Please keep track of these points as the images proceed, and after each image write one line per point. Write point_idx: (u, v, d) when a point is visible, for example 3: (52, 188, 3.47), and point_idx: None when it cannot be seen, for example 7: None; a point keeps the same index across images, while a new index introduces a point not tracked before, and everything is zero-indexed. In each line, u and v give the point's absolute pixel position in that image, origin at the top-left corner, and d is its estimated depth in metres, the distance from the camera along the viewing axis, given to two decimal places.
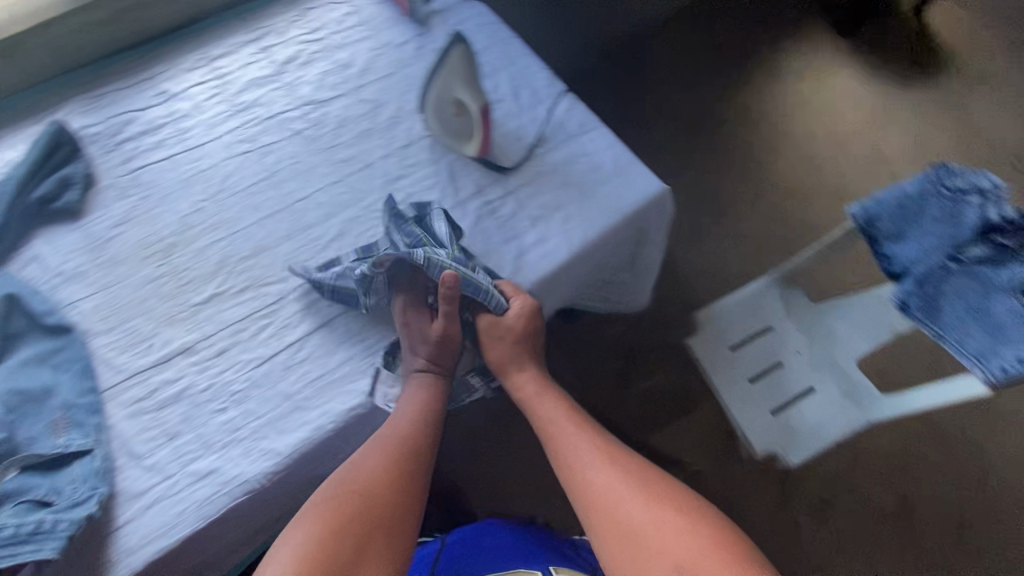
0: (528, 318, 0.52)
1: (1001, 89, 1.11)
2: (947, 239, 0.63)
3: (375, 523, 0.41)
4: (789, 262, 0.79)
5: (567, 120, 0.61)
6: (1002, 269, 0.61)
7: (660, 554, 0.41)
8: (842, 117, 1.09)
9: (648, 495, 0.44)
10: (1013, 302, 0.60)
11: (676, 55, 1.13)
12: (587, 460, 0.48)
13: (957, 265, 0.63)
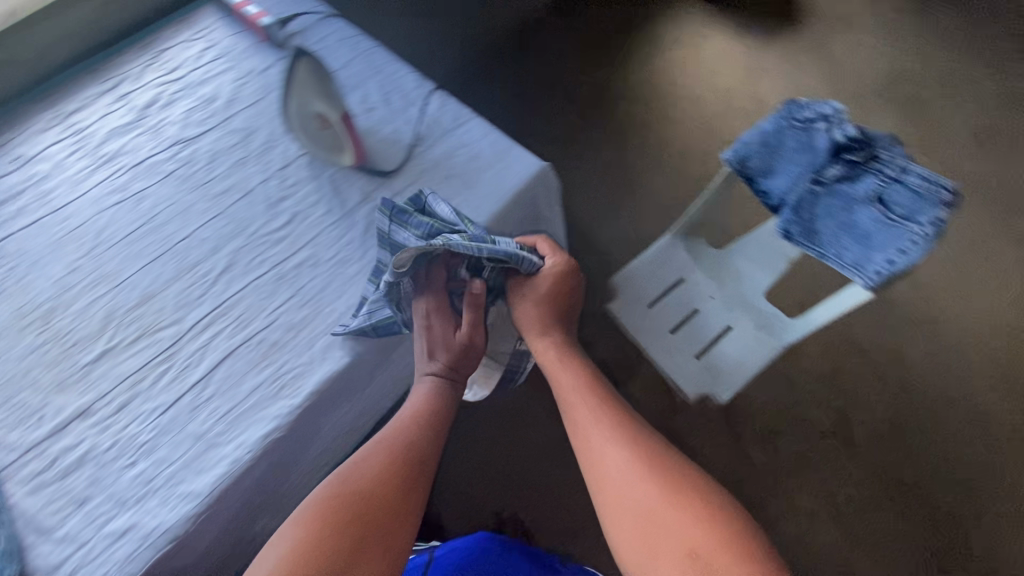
0: (554, 282, 0.61)
1: (798, 60, 1.45)
2: (808, 165, 0.69)
3: (371, 527, 0.46)
4: (686, 217, 0.84)
5: (440, 115, 0.64)
6: (858, 183, 0.67)
7: (673, 538, 0.46)
8: (689, 96, 1.38)
9: (665, 485, 0.49)
10: (872, 210, 0.66)
11: (552, 62, 1.39)
12: (601, 441, 0.53)
13: (821, 188, 0.69)
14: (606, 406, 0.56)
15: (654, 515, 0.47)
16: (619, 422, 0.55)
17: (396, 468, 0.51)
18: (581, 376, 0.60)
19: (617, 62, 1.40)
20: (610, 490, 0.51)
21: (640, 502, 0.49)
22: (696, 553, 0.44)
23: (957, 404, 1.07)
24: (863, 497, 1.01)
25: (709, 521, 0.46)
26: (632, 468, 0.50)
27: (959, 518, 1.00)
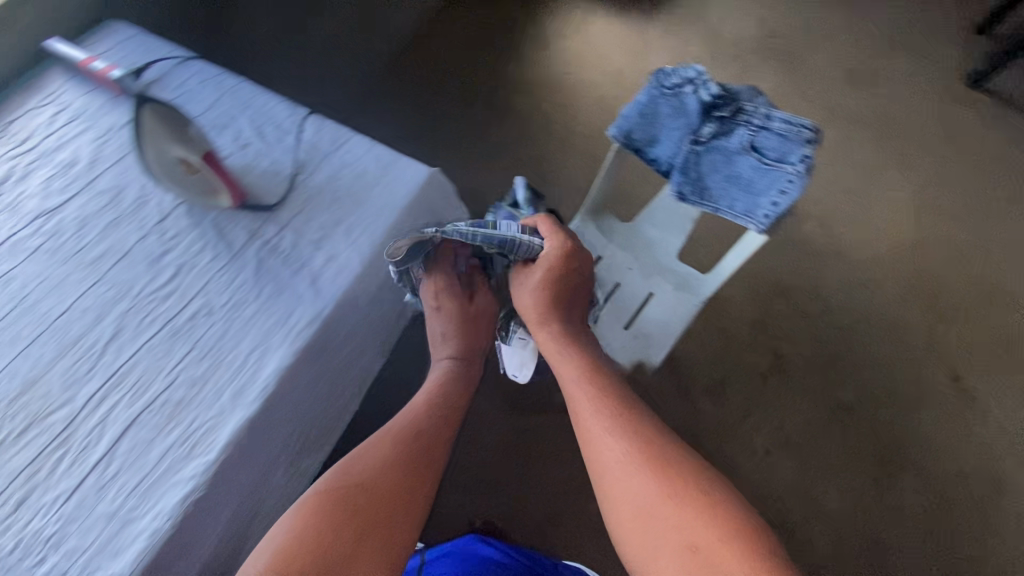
0: (552, 275, 0.65)
1: (674, 33, 1.54)
2: (685, 128, 0.73)
3: (370, 525, 0.52)
4: (590, 197, 0.87)
5: (317, 140, 0.63)
6: (732, 136, 0.71)
7: (669, 532, 0.50)
8: (582, 80, 1.43)
9: (665, 486, 0.52)
10: (750, 159, 0.70)
11: (445, 71, 1.41)
12: (601, 432, 0.58)
13: (701, 147, 0.72)
14: (606, 397, 0.60)
15: (648, 501, 0.52)
16: (617, 413, 0.59)
17: (406, 467, 0.57)
18: (580, 368, 0.63)
19: (509, 60, 1.43)
20: (609, 475, 0.55)
21: (636, 486, 0.53)
22: (694, 546, 0.48)
23: (864, 323, 1.20)
24: (807, 424, 1.10)
25: (702, 515, 0.50)
26: (631, 461, 0.55)
27: (892, 423, 1.11)
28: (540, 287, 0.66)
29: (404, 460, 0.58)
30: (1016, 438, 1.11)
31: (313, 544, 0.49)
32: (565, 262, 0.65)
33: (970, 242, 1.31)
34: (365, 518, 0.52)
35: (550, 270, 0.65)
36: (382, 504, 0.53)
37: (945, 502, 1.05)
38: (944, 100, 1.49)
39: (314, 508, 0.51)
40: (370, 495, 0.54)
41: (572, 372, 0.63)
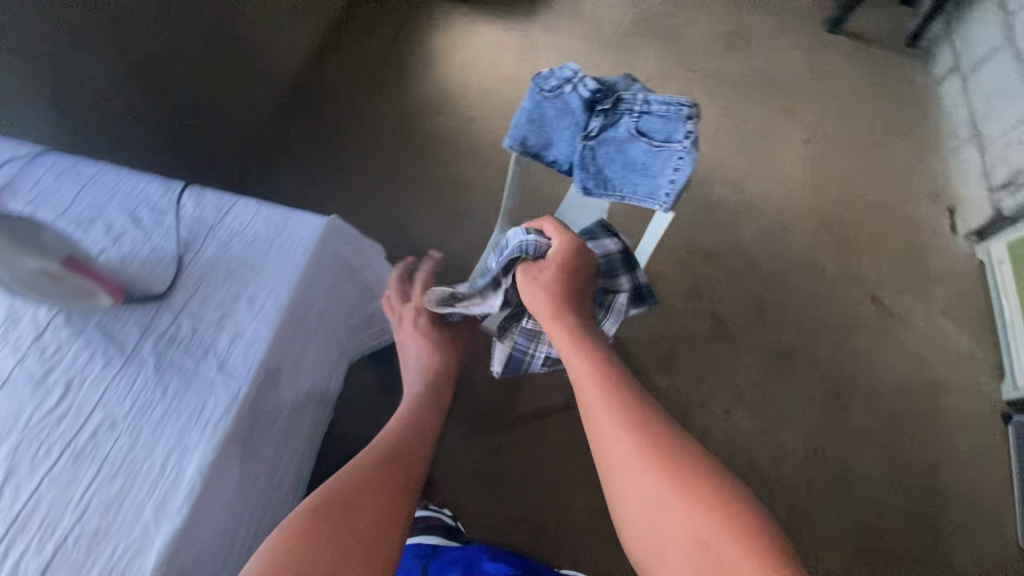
0: (560, 267, 0.60)
1: (553, 28, 1.58)
2: (574, 127, 0.74)
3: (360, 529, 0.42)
4: (503, 208, 0.89)
5: (197, 214, 0.60)
6: (619, 126, 0.73)
7: (682, 535, 0.42)
8: (475, 90, 1.45)
9: (681, 486, 0.44)
10: (641, 144, 0.72)
11: (338, 106, 1.38)
12: (612, 426, 0.48)
13: (593, 142, 0.74)
14: (620, 388, 0.51)
15: (663, 498, 0.44)
16: (630, 401, 0.49)
17: (403, 479, 0.50)
18: (591, 357, 0.54)
19: (401, 86, 1.43)
20: (619, 461, 0.46)
21: (646, 480, 0.45)
22: (704, 542, 0.41)
23: (785, 269, 1.27)
24: (758, 377, 1.15)
25: (723, 521, 0.41)
26: (644, 456, 0.46)
27: (831, 356, 1.17)
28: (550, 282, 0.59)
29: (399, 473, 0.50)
30: (936, 342, 1.21)
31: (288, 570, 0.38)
32: (573, 258, 0.60)
33: (858, 175, 1.42)
34: (356, 531, 0.42)
35: (559, 265, 0.60)
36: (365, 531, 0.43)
37: (892, 417, 1.12)
38: (808, 50, 1.62)
39: (300, 516, 0.42)
40: (352, 515, 0.44)
41: (581, 360, 0.53)
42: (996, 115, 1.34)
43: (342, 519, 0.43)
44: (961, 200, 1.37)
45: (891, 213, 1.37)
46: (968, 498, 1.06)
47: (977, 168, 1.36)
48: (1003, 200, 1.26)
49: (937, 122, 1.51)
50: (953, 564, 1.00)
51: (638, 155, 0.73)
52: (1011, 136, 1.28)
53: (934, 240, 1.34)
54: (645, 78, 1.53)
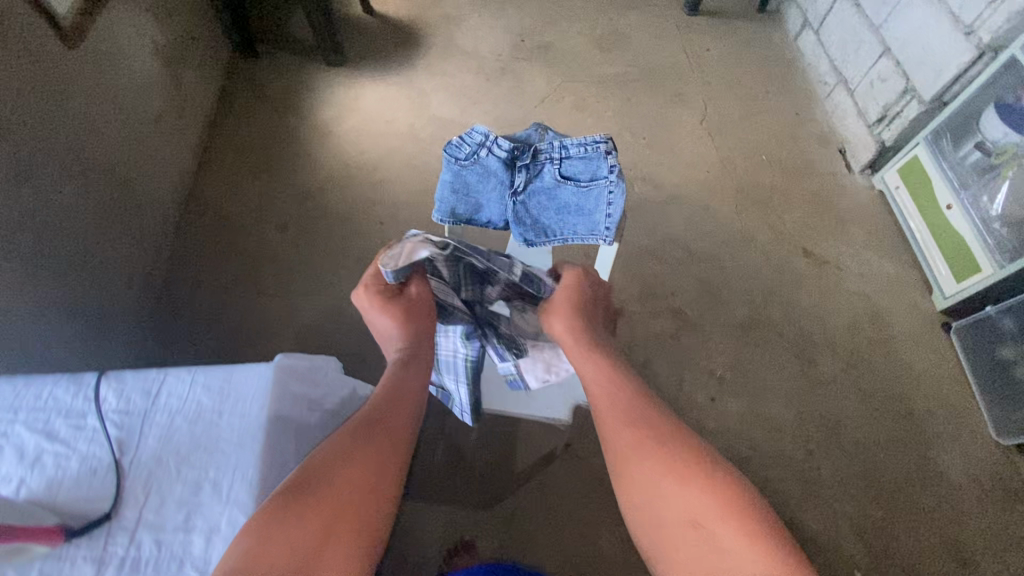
0: (568, 292, 0.75)
1: (437, 71, 1.57)
2: (500, 187, 0.72)
3: (338, 514, 0.48)
4: None
5: (124, 406, 0.52)
6: (543, 176, 0.72)
7: (677, 512, 0.52)
8: (378, 152, 1.41)
9: (675, 472, 0.54)
10: (570, 188, 0.72)
11: (239, 205, 1.29)
12: (615, 420, 0.61)
13: (523, 196, 0.73)
14: (624, 388, 0.64)
15: (665, 484, 0.54)
16: (629, 401, 0.62)
17: (383, 453, 0.54)
18: (597, 364, 0.68)
19: (302, 167, 1.36)
20: (628, 452, 0.58)
21: (648, 468, 0.56)
22: (697, 524, 0.51)
23: (722, 247, 1.32)
24: (730, 357, 1.18)
25: (720, 502, 0.51)
26: (643, 448, 0.57)
27: (787, 317, 1.23)
28: (562, 307, 0.73)
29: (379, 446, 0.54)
30: (868, 275, 1.30)
31: (272, 553, 0.44)
32: (573, 286, 0.76)
33: (756, 141, 1.51)
34: (343, 499, 0.49)
35: (566, 292, 0.75)
36: (345, 510, 0.48)
37: (856, 356, 1.19)
38: (678, 36, 1.71)
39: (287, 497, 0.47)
40: (336, 487, 0.49)
41: (588, 366, 0.68)
42: (853, 59, 1.47)
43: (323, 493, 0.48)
44: (848, 140, 1.49)
45: (794, 168, 1.46)
46: (940, 411, 1.13)
47: (852, 108, 1.48)
48: (883, 133, 1.39)
49: (806, 75, 1.64)
50: (949, 476, 1.07)
51: (570, 198, 0.73)
52: (871, 75, 1.41)
53: (838, 182, 1.45)
54: (540, 98, 1.55)
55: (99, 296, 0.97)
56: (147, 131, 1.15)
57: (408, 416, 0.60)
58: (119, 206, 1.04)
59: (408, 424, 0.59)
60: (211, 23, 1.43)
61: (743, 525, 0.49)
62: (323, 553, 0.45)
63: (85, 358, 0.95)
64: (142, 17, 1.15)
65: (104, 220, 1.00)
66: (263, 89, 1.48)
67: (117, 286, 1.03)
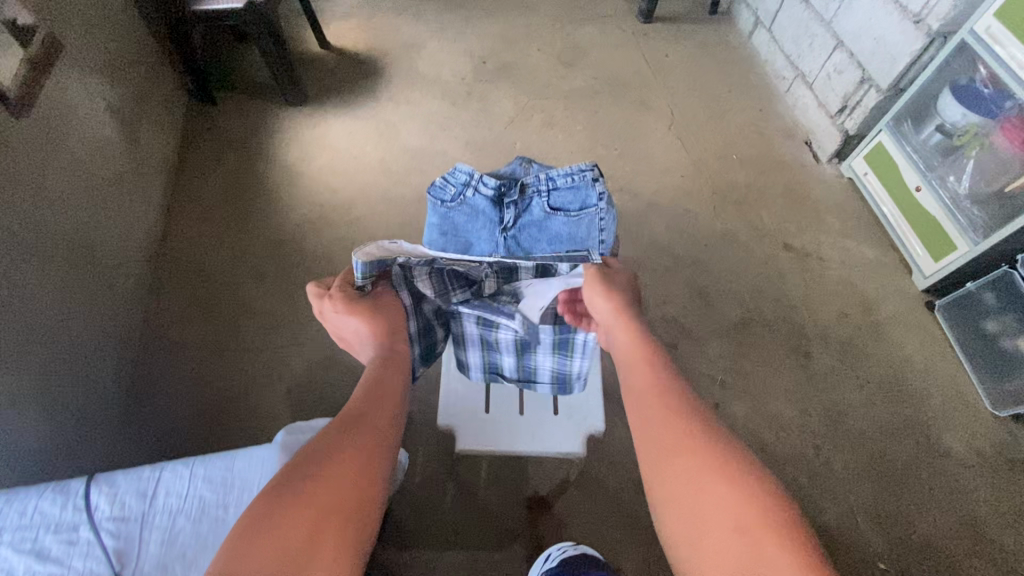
0: (626, 283, 0.71)
1: (402, 102, 1.55)
2: (489, 224, 0.72)
3: (325, 510, 0.48)
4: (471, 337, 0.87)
5: (119, 512, 0.53)
6: (531, 210, 0.72)
7: (720, 516, 0.49)
8: (351, 189, 1.38)
9: (725, 472, 0.51)
10: (559, 220, 0.72)
11: (211, 258, 1.24)
12: (660, 405, 0.59)
13: (512, 231, 0.73)
14: (670, 378, 0.62)
15: (706, 482, 0.51)
16: (676, 392, 0.60)
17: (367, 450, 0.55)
18: (644, 350, 0.65)
19: (273, 213, 1.32)
20: (672, 445, 0.55)
21: (688, 463, 0.54)
22: (743, 528, 0.48)
23: (706, 249, 1.33)
24: (729, 360, 1.18)
25: (768, 511, 0.48)
26: (690, 440, 0.55)
27: (778, 313, 1.24)
28: (614, 286, 0.69)
29: (362, 443, 0.55)
30: (850, 263, 1.32)
31: (260, 549, 0.45)
32: (630, 279, 0.72)
33: (725, 141, 1.53)
34: (327, 496, 0.49)
35: (622, 281, 0.71)
36: (334, 508, 0.49)
37: (849, 345, 1.20)
38: (636, 44, 1.73)
39: (272, 494, 0.48)
40: (320, 485, 0.50)
41: (634, 348, 0.66)
42: (808, 54, 1.51)
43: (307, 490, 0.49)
44: (812, 132, 1.52)
45: (765, 164, 1.49)
46: (936, 391, 1.15)
47: (813, 101, 1.51)
48: (846, 123, 1.42)
49: (763, 71, 1.68)
50: (954, 455, 1.08)
51: (560, 229, 0.72)
52: (828, 68, 1.45)
53: (809, 174, 1.48)
54: (508, 119, 1.54)
55: (72, 379, 0.92)
56: (107, 194, 1.10)
57: (390, 413, 0.61)
58: (84, 276, 0.99)
59: (391, 421, 0.60)
60: (164, 73, 1.39)
61: (786, 535, 0.47)
62: (311, 549, 0.46)
63: (64, 443, 0.88)
64: (91, 76, 1.10)
65: (69, 294, 0.94)
66: (225, 135, 1.44)
67: (90, 361, 0.97)
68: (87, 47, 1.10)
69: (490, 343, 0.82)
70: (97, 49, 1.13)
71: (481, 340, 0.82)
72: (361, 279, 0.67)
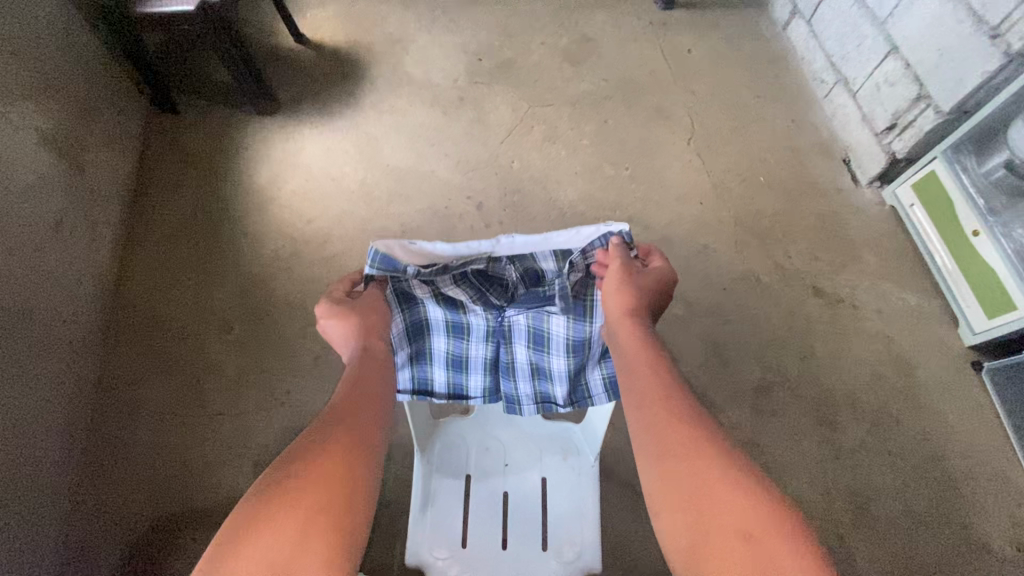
0: (658, 276, 0.71)
1: (385, 110, 1.38)
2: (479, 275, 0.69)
3: (317, 508, 0.47)
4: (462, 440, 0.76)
5: None
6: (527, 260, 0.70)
7: (728, 524, 0.47)
8: (327, 219, 1.23)
9: (731, 478, 0.50)
10: (552, 275, 0.70)
11: (174, 297, 1.14)
12: (663, 404, 0.57)
13: (506, 286, 0.70)
14: (671, 379, 0.60)
15: (711, 487, 0.50)
16: (678, 393, 0.59)
17: (353, 444, 0.54)
18: (647, 345, 0.63)
19: (242, 248, 1.19)
20: (671, 450, 0.54)
21: (691, 467, 0.52)
22: (750, 534, 0.46)
23: (724, 295, 1.18)
24: (746, 431, 1.05)
25: (768, 516, 0.47)
26: (693, 444, 0.53)
27: (802, 374, 1.10)
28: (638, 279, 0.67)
29: (348, 438, 0.54)
30: (888, 313, 1.17)
31: (250, 552, 0.43)
32: (659, 272, 0.71)
33: (752, 158, 1.34)
34: (319, 494, 0.48)
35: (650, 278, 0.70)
36: (325, 502, 0.48)
37: (881, 414, 1.07)
38: (654, 37, 1.51)
39: (257, 499, 0.47)
40: (305, 486, 0.48)
41: (636, 345, 0.63)
42: (854, 56, 1.30)
43: (294, 490, 0.48)
44: (852, 149, 1.33)
45: (795, 188, 1.31)
46: (977, 471, 1.02)
47: (855, 113, 1.32)
48: (893, 144, 1.23)
49: (798, 70, 1.47)
50: (993, 548, 0.97)
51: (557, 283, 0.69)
52: (876, 77, 1.25)
53: (845, 200, 1.30)
54: (505, 131, 1.37)
55: (16, 466, 0.82)
56: (44, 240, 0.96)
57: (376, 403, 0.59)
58: (23, 338, 0.88)
59: (376, 409, 0.59)
60: (113, 83, 1.21)
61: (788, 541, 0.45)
62: (307, 545, 0.45)
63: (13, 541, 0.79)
64: (20, 102, 0.95)
65: (9, 362, 0.85)
66: (187, 154, 1.29)
67: (36, 435, 0.88)
68: (13, 66, 0.94)
69: (541, 366, 0.70)
70: (30, 67, 0.98)
71: (531, 368, 0.70)
72: (372, 267, 0.67)
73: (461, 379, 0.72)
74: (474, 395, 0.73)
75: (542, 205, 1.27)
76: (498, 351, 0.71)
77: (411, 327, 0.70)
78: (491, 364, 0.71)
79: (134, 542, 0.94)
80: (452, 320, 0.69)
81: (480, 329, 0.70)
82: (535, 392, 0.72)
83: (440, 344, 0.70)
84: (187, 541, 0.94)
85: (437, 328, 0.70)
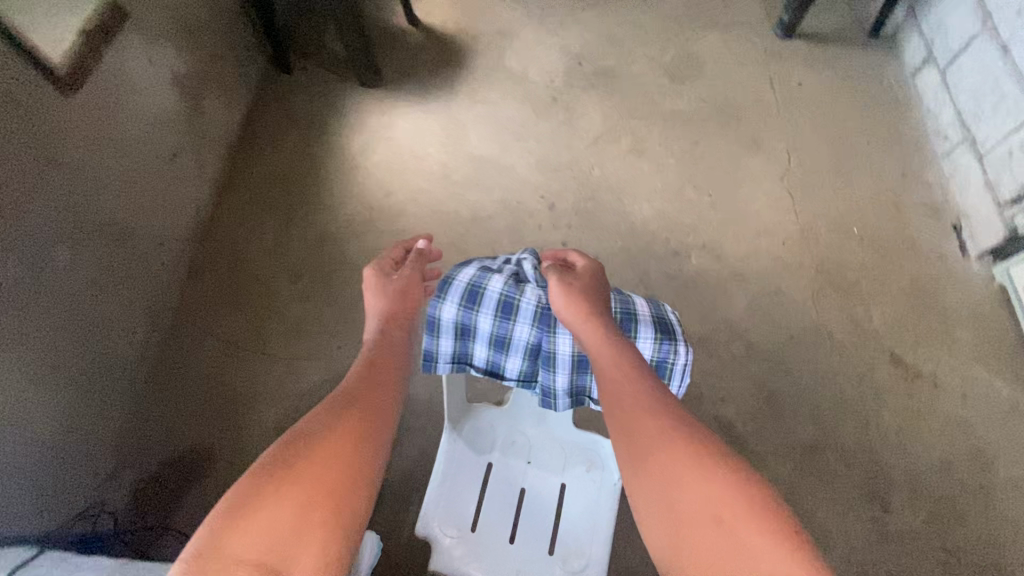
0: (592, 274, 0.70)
1: (478, 99, 1.41)
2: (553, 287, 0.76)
3: (317, 493, 0.46)
4: (491, 427, 0.77)
5: None
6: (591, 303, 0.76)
7: (699, 508, 0.45)
8: (404, 194, 1.28)
9: (698, 459, 0.47)
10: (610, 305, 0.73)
11: (257, 242, 1.22)
12: (634, 394, 0.53)
13: None
14: (639, 369, 0.56)
15: (680, 473, 0.47)
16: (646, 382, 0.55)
17: (362, 436, 0.52)
18: (608, 345, 0.59)
19: (322, 208, 1.26)
20: (639, 440, 0.50)
21: (669, 460, 0.48)
22: (721, 517, 0.43)
23: (789, 342, 1.11)
24: (784, 488, 0.99)
25: (739, 494, 0.44)
26: (662, 429, 0.50)
27: (860, 443, 1.02)
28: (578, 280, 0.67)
29: (356, 427, 0.52)
30: (973, 399, 1.06)
31: (246, 531, 0.42)
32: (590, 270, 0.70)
33: (848, 207, 1.26)
34: (319, 479, 0.47)
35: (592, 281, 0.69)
36: (325, 489, 0.46)
37: (942, 505, 0.97)
38: (765, 65, 1.45)
39: (258, 473, 0.46)
40: (310, 467, 0.47)
41: (602, 348, 0.59)
42: (989, 117, 1.18)
43: (299, 469, 0.46)
44: (966, 216, 1.22)
45: (891, 246, 1.21)
46: None
47: (978, 177, 1.20)
48: (1016, 218, 1.11)
49: (919, 122, 1.36)
50: None
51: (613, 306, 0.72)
52: (1011, 143, 1.13)
53: (947, 269, 1.18)
54: (591, 137, 1.36)
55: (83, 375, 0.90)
56: (155, 171, 1.06)
57: (389, 395, 0.57)
58: (117, 257, 0.97)
59: (389, 401, 0.57)
60: (241, 38, 1.32)
61: (766, 525, 0.42)
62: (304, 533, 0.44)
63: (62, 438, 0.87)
64: (157, 45, 1.04)
65: (103, 275, 0.93)
66: (292, 113, 1.38)
67: (114, 345, 0.97)
68: (157, 12, 1.03)
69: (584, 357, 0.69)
70: (170, 13, 1.07)
71: (575, 358, 0.69)
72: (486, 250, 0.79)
73: (500, 359, 0.71)
74: (509, 373, 0.72)
75: (615, 216, 1.26)
76: (541, 339, 0.70)
77: (468, 292, 0.70)
78: (534, 346, 0.70)
79: (179, 459, 1.02)
80: (506, 296, 0.70)
81: (531, 310, 0.69)
82: (571, 385, 0.70)
83: (486, 321, 0.70)
84: (221, 472, 1.01)
85: (487, 304, 0.69)
